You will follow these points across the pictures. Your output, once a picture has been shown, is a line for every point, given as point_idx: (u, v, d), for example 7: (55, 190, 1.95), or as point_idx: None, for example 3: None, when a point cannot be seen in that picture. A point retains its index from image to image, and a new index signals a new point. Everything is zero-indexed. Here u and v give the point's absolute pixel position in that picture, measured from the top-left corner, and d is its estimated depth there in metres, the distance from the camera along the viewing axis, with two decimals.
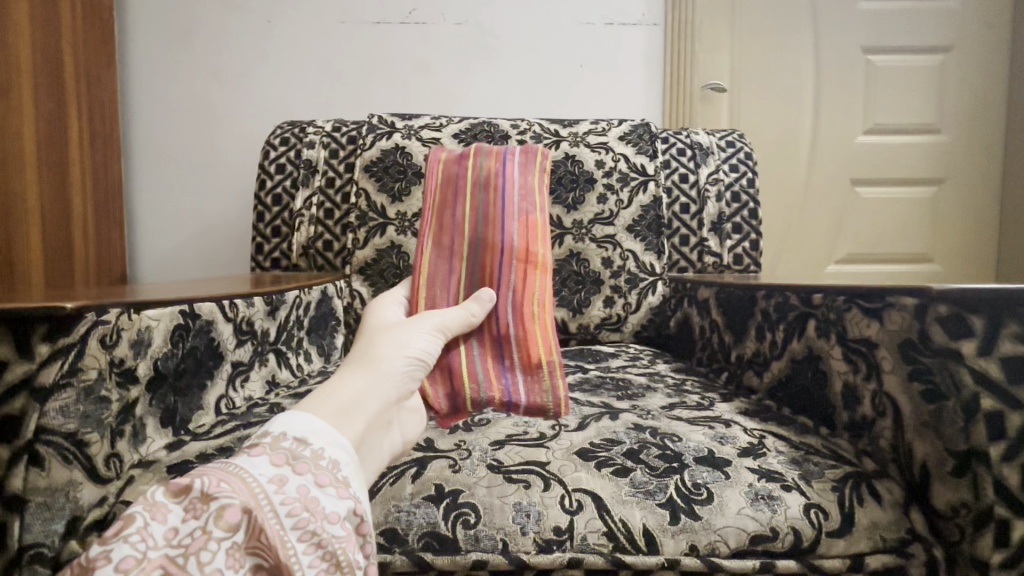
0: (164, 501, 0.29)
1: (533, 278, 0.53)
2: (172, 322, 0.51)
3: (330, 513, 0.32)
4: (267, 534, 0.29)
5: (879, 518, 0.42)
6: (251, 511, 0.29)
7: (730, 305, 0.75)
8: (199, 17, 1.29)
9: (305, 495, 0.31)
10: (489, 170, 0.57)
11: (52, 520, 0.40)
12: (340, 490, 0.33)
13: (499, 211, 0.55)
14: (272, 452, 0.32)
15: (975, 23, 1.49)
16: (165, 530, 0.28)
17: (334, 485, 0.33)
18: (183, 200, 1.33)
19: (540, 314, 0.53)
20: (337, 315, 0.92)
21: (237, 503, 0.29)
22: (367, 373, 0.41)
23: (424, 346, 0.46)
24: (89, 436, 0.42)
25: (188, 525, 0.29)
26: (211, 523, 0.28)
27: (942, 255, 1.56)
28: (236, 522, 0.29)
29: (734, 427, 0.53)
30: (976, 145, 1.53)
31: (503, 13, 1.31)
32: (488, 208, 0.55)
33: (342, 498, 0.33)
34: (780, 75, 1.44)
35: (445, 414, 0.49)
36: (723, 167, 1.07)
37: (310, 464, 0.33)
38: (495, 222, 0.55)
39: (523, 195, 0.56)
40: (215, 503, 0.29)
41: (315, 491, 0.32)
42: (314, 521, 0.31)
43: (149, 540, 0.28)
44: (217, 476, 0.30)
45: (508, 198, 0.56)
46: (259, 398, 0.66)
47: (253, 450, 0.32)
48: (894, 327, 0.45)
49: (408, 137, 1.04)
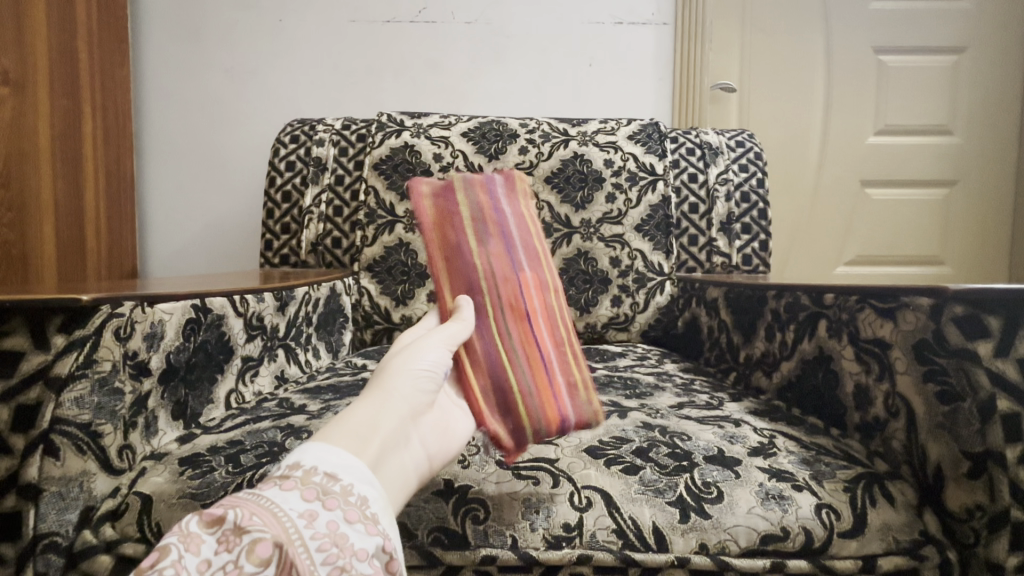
0: (198, 531, 0.28)
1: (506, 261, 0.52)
2: (185, 316, 0.51)
3: (358, 550, 0.30)
4: (298, 569, 0.28)
5: (891, 520, 0.41)
6: (282, 546, 0.28)
7: (739, 305, 0.75)
8: (211, 16, 1.30)
9: (334, 530, 0.30)
10: (495, 209, 0.54)
11: (66, 509, 0.40)
12: (369, 526, 0.31)
13: (504, 237, 0.53)
14: (303, 486, 0.31)
15: (989, 24, 1.47)
16: (199, 561, 0.27)
17: (363, 521, 0.31)
18: (193, 197, 1.34)
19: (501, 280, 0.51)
20: (345, 312, 0.93)
21: (269, 538, 0.28)
22: (374, 397, 0.38)
23: (440, 359, 0.43)
24: (103, 427, 0.43)
25: (221, 557, 0.28)
26: (243, 557, 0.27)
27: (953, 257, 1.54)
28: (267, 557, 0.28)
29: (744, 427, 0.53)
30: (989, 147, 1.52)
31: (513, 12, 1.31)
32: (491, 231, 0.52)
33: (371, 534, 0.31)
34: (790, 76, 1.43)
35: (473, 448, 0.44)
36: (733, 167, 1.06)
37: (339, 500, 0.31)
38: (500, 245, 0.52)
39: (523, 231, 0.55)
40: (248, 536, 0.28)
41: (345, 527, 0.30)
42: (343, 555, 0.29)
43: (183, 572, 0.26)
44: (250, 509, 0.29)
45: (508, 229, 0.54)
46: (269, 392, 0.66)
47: (284, 483, 0.31)
48: (908, 327, 0.45)
49: (417, 136, 1.04)
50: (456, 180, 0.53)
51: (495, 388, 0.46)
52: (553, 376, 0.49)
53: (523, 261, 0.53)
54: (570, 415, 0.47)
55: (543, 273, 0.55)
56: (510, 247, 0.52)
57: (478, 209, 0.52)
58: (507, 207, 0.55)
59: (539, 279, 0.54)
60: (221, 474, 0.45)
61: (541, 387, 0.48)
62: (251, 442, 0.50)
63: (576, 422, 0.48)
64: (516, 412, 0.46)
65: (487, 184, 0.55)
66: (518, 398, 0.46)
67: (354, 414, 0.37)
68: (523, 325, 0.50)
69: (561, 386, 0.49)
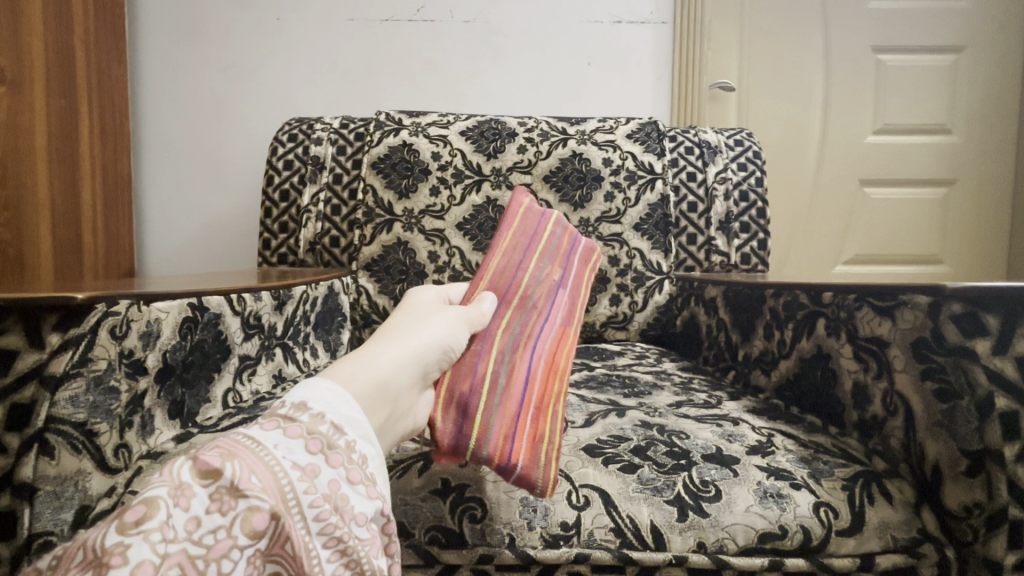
0: (190, 483, 0.27)
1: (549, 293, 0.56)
2: (182, 315, 0.51)
3: (357, 513, 0.31)
4: (295, 538, 0.28)
5: (889, 518, 0.41)
6: (279, 516, 0.28)
7: (737, 303, 0.75)
8: (209, 14, 1.30)
9: (335, 492, 0.31)
10: (556, 258, 0.60)
11: (61, 508, 0.40)
12: (368, 489, 0.32)
13: (554, 281, 0.57)
14: (308, 438, 0.31)
15: (988, 23, 1.47)
16: (187, 520, 0.26)
17: (363, 483, 0.32)
18: (190, 196, 1.34)
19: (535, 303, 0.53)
20: (343, 311, 0.93)
21: (267, 507, 0.28)
22: (390, 352, 0.40)
23: (454, 332, 0.44)
24: (98, 425, 0.42)
25: (212, 519, 0.27)
26: (238, 523, 0.27)
27: (952, 256, 1.55)
28: (262, 528, 0.28)
29: (742, 425, 0.53)
30: (988, 146, 1.52)
31: (512, 11, 1.31)
32: (547, 270, 0.57)
33: (370, 498, 0.32)
34: (789, 75, 1.43)
35: (450, 447, 0.41)
36: (731, 166, 1.06)
37: (343, 457, 0.32)
38: (549, 282, 0.56)
39: (570, 288, 0.60)
40: (247, 501, 0.28)
41: (346, 488, 0.32)
42: (342, 519, 0.30)
43: (169, 533, 0.26)
44: (250, 467, 0.29)
45: (560, 278, 0.59)
46: (266, 391, 0.66)
47: (287, 428, 0.32)
48: (906, 325, 0.45)
49: (415, 134, 1.04)
50: (547, 225, 0.61)
51: (468, 382, 0.44)
52: (526, 412, 0.45)
53: (560, 293, 0.57)
54: (523, 460, 0.41)
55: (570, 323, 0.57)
56: (559, 283, 0.58)
57: (547, 253, 0.59)
58: (573, 261, 0.63)
59: (565, 324, 0.56)
60: None
61: (536, 408, 0.46)
62: None
63: (523, 472, 0.41)
64: (470, 416, 0.42)
65: (571, 240, 0.65)
66: (512, 411, 0.44)
67: (367, 362, 0.38)
68: (526, 335, 0.50)
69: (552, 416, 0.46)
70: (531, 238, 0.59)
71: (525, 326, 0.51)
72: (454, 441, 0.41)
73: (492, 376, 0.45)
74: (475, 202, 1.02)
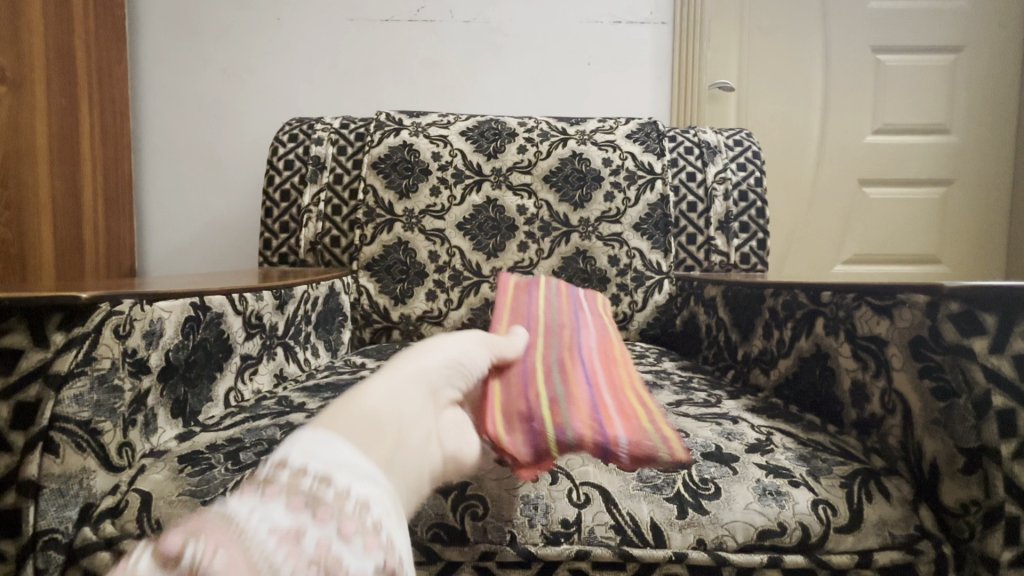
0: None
1: (570, 331, 0.58)
2: (184, 314, 0.51)
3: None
4: None
5: (887, 515, 0.42)
6: None
7: (737, 303, 0.75)
8: (209, 14, 1.30)
9: (324, 554, 0.23)
10: (563, 308, 0.64)
11: (66, 506, 0.40)
12: (368, 543, 0.25)
13: (570, 322, 0.60)
14: (289, 495, 0.25)
15: (987, 23, 1.48)
16: None
17: (361, 537, 0.25)
18: (190, 196, 1.34)
19: (562, 339, 0.56)
20: (343, 311, 0.93)
21: None
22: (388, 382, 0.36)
23: (455, 354, 0.41)
24: (102, 424, 0.43)
25: None
26: None
27: (950, 256, 1.55)
28: None
29: (742, 424, 0.53)
30: (987, 145, 1.52)
31: (512, 11, 1.31)
32: (558, 317, 0.61)
33: (370, 555, 0.24)
34: (787, 76, 1.44)
35: (535, 460, 0.38)
36: (731, 166, 1.06)
37: (333, 510, 0.25)
38: (566, 324, 0.59)
39: (591, 326, 0.62)
40: None
41: (339, 547, 0.24)
42: None
43: None
44: (212, 542, 0.22)
45: (576, 321, 0.62)
46: (268, 390, 0.66)
47: (266, 491, 0.25)
48: (904, 324, 0.45)
49: (416, 135, 1.05)
50: (541, 289, 0.67)
51: (524, 398, 0.42)
52: (601, 411, 0.43)
53: (579, 327, 0.60)
54: (625, 435, 0.39)
55: (608, 349, 0.58)
56: (576, 324, 0.60)
57: (552, 306, 0.63)
58: (582, 311, 0.66)
59: (604, 351, 0.57)
60: (221, 471, 0.45)
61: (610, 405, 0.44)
62: (250, 439, 0.50)
63: (632, 444, 0.38)
64: (540, 418, 0.40)
65: (571, 295, 0.69)
66: (586, 410, 0.42)
67: (359, 399, 0.33)
68: (564, 360, 0.51)
69: (632, 409, 0.44)
70: (530, 299, 0.63)
71: (560, 355, 0.52)
72: (533, 448, 0.38)
73: (546, 388, 0.44)
74: (475, 202, 1.02)
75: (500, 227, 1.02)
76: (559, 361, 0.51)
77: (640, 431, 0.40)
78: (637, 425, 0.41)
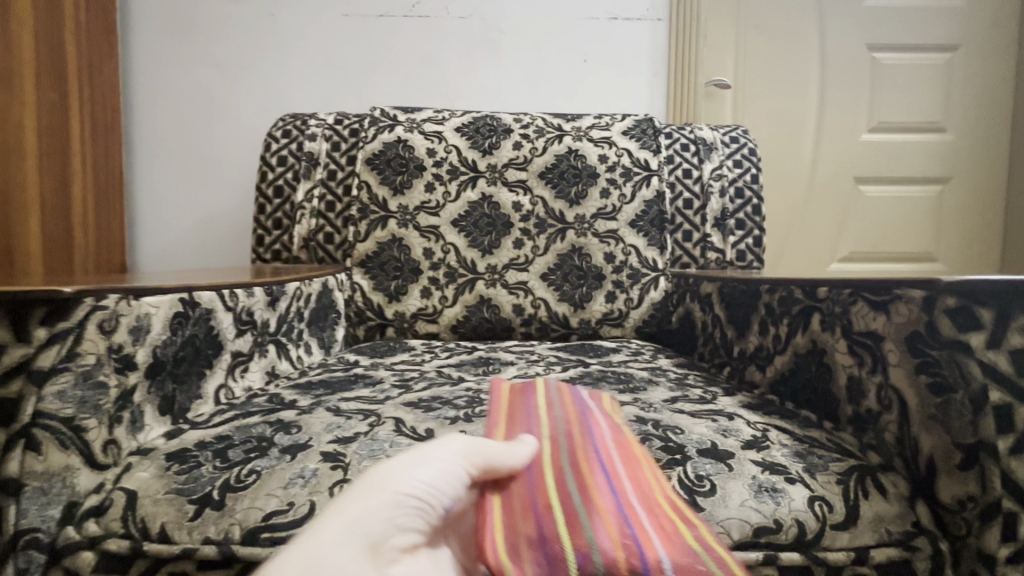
0: None
1: (571, 402, 0.51)
2: (172, 310, 0.51)
3: None
4: None
5: (884, 511, 0.41)
6: None
7: (733, 300, 0.75)
8: (202, 8, 1.29)
9: None
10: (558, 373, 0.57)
11: (48, 505, 0.39)
12: None
13: (569, 391, 0.54)
14: None
15: (982, 21, 1.48)
16: None
17: None
18: (183, 193, 1.33)
19: (565, 413, 0.49)
20: (337, 308, 0.92)
21: None
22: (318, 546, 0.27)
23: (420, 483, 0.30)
24: (87, 421, 0.42)
25: None
26: None
27: (945, 254, 1.55)
28: None
29: (737, 420, 0.53)
30: (981, 144, 1.52)
31: (508, 7, 1.30)
32: (554, 385, 0.54)
33: None
34: (783, 74, 1.44)
35: None
36: (727, 163, 1.06)
37: None
38: (565, 393, 0.53)
39: (591, 391, 0.56)
40: None
41: None
42: None
43: None
44: None
45: (575, 387, 0.55)
46: (259, 388, 0.66)
47: None
48: (901, 320, 0.45)
49: (410, 130, 1.04)
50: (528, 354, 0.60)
51: (534, 511, 0.35)
52: (628, 516, 0.36)
53: (579, 394, 0.53)
54: (667, 554, 0.33)
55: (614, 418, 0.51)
56: (573, 390, 0.54)
57: (545, 373, 0.57)
58: None
59: (610, 420, 0.50)
60: (208, 469, 0.44)
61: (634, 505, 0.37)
62: (239, 436, 0.50)
63: (677, 568, 0.32)
64: (558, 540, 0.33)
65: None
66: (613, 521, 0.35)
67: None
68: (567, 441, 0.44)
69: (661, 512, 0.37)
70: (520, 369, 0.57)
71: (567, 434, 0.45)
72: None
73: (559, 491, 0.38)
74: (470, 198, 1.01)
75: (495, 224, 1.01)
76: (566, 442, 0.43)
77: (679, 547, 0.34)
78: (675, 537, 0.35)
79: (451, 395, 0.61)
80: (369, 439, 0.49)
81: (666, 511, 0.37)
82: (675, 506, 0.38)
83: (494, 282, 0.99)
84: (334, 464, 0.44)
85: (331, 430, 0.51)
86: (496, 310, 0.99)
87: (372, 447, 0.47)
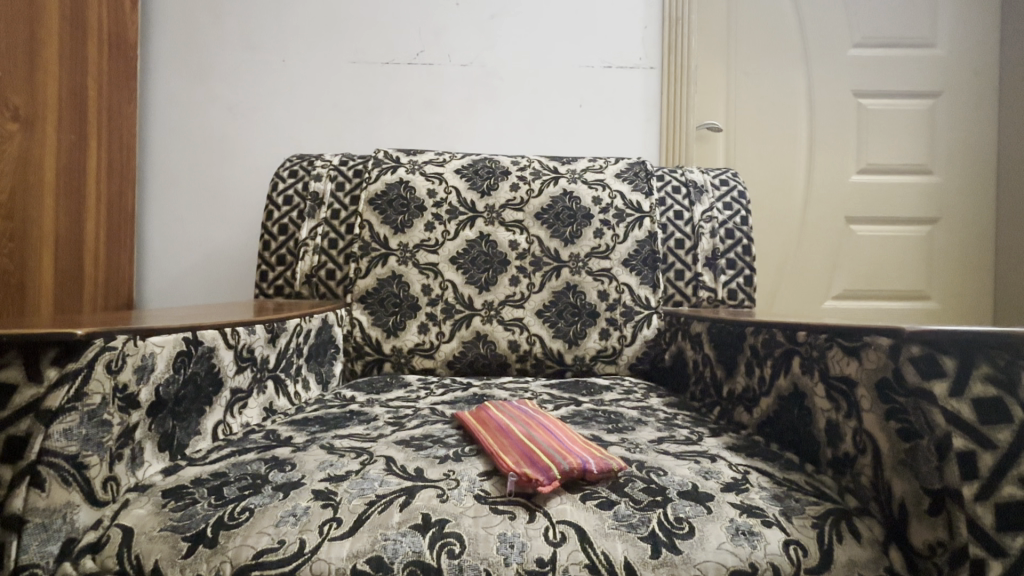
0: None
1: None
2: (177, 349, 0.53)
3: None
4: None
5: (857, 556, 0.42)
6: None
7: (721, 340, 0.77)
8: (218, 56, 1.36)
9: None
10: None
11: (48, 541, 0.41)
12: None
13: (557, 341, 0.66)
14: None
15: (963, 69, 1.54)
16: None
17: None
18: (191, 228, 1.37)
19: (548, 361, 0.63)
20: (336, 343, 0.95)
21: None
22: None
23: None
24: (89, 458, 0.44)
25: None
26: None
27: (939, 292, 1.57)
28: None
29: (720, 462, 0.54)
30: (967, 185, 1.56)
31: (506, 57, 1.38)
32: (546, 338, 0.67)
33: None
34: (772, 117, 1.50)
35: (515, 492, 0.47)
36: (717, 205, 1.09)
37: None
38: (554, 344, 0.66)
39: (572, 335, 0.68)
40: None
41: None
42: None
43: None
44: None
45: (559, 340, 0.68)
46: (256, 424, 0.67)
47: None
48: (871, 366, 0.47)
49: (411, 172, 1.09)
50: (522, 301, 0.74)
51: (500, 454, 0.52)
52: (553, 448, 0.52)
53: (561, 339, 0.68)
54: (567, 463, 0.49)
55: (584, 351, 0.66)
56: None
57: None
58: None
59: None
60: (203, 506, 0.45)
61: (560, 430, 0.57)
62: (234, 474, 0.51)
63: (570, 470, 0.48)
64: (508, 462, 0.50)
65: None
66: (540, 453, 0.51)
67: None
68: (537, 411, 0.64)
69: (577, 443, 0.54)
70: None
71: (530, 416, 0.62)
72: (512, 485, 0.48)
73: (512, 445, 0.53)
74: (468, 237, 1.05)
75: (492, 262, 1.04)
76: (529, 418, 0.61)
77: (576, 460, 0.49)
78: (578, 458, 0.49)
79: (442, 433, 0.63)
80: (360, 477, 0.50)
81: (578, 439, 0.55)
82: (586, 448, 0.53)
83: (490, 318, 1.02)
84: (325, 503, 0.46)
85: (323, 468, 0.52)
86: (492, 347, 1.01)
87: (363, 485, 0.49)
